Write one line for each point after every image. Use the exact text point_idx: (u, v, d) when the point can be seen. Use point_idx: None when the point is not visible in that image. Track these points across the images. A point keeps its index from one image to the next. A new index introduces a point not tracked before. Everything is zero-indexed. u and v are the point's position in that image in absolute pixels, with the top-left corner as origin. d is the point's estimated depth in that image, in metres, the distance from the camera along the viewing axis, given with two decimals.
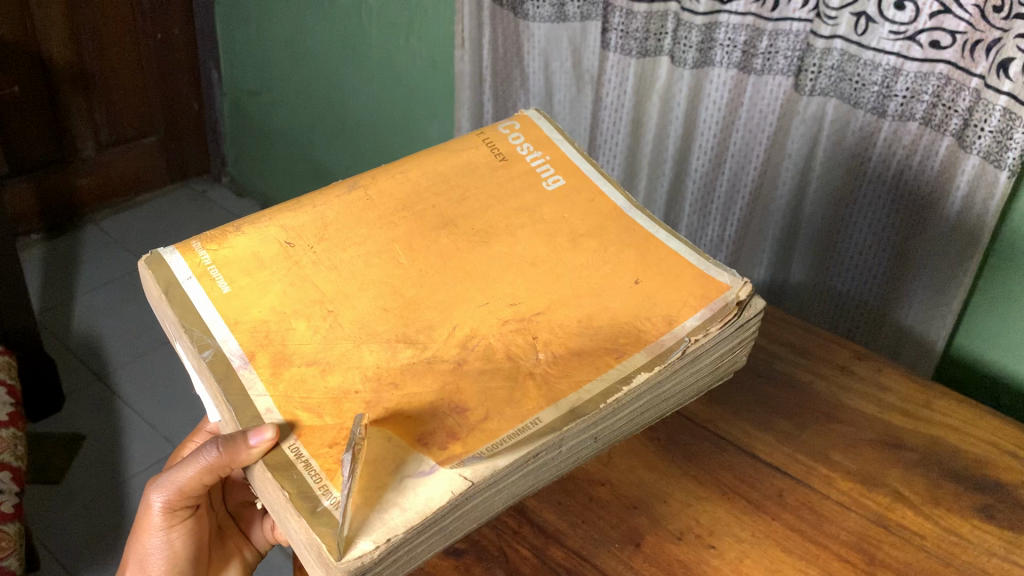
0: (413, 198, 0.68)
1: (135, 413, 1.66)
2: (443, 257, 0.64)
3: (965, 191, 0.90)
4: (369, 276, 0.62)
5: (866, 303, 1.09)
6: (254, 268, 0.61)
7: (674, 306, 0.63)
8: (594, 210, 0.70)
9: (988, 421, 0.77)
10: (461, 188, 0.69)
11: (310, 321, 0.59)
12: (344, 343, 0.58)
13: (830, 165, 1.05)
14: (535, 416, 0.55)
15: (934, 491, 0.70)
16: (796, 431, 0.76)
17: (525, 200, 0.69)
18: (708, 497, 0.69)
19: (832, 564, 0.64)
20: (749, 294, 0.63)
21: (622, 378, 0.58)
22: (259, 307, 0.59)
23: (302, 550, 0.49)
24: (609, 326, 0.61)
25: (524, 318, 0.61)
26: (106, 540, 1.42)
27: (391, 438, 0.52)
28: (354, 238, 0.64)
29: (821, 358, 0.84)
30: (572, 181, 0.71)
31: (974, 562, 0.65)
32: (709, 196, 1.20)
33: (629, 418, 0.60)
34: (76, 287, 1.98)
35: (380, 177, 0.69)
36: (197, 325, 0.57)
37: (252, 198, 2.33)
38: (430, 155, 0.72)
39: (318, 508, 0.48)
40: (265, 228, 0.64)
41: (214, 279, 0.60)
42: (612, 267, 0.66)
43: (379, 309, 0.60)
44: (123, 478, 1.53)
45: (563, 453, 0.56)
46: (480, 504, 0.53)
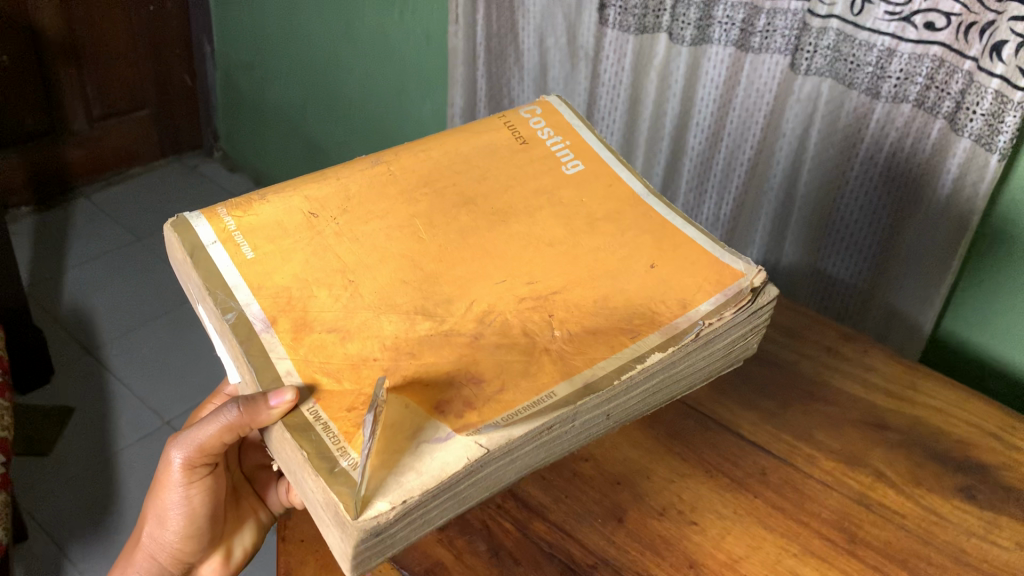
0: (434, 175, 0.69)
1: (125, 387, 1.65)
2: (462, 233, 0.64)
3: (956, 175, 0.90)
4: (389, 250, 0.62)
5: (858, 283, 1.09)
6: (277, 236, 0.61)
7: (688, 291, 0.62)
8: (612, 196, 0.70)
9: (974, 403, 0.77)
10: (482, 168, 0.70)
11: (331, 290, 0.58)
12: (363, 312, 0.57)
13: (823, 146, 1.04)
14: (550, 390, 0.54)
15: (916, 472, 0.71)
16: (782, 410, 0.76)
17: (544, 183, 0.69)
18: (692, 475, 0.69)
19: (813, 542, 0.65)
20: (763, 281, 0.63)
21: (634, 356, 0.57)
22: (281, 274, 0.59)
23: (319, 510, 0.48)
24: (626, 305, 0.61)
25: (541, 296, 0.60)
26: (95, 512, 1.42)
27: (409, 406, 0.52)
28: (375, 212, 0.65)
29: (809, 338, 0.84)
30: (591, 166, 0.72)
31: (954, 542, 0.65)
32: (706, 173, 1.19)
33: (641, 396, 0.59)
34: (67, 260, 1.97)
35: (403, 153, 0.70)
36: (220, 289, 0.57)
37: (245, 174, 2.31)
38: (447, 136, 0.72)
39: (336, 468, 0.47)
40: (288, 198, 0.64)
41: (238, 245, 0.60)
42: (629, 251, 0.65)
43: (399, 281, 0.60)
44: (111, 451, 1.52)
45: (575, 429, 0.56)
46: (494, 473, 0.52)
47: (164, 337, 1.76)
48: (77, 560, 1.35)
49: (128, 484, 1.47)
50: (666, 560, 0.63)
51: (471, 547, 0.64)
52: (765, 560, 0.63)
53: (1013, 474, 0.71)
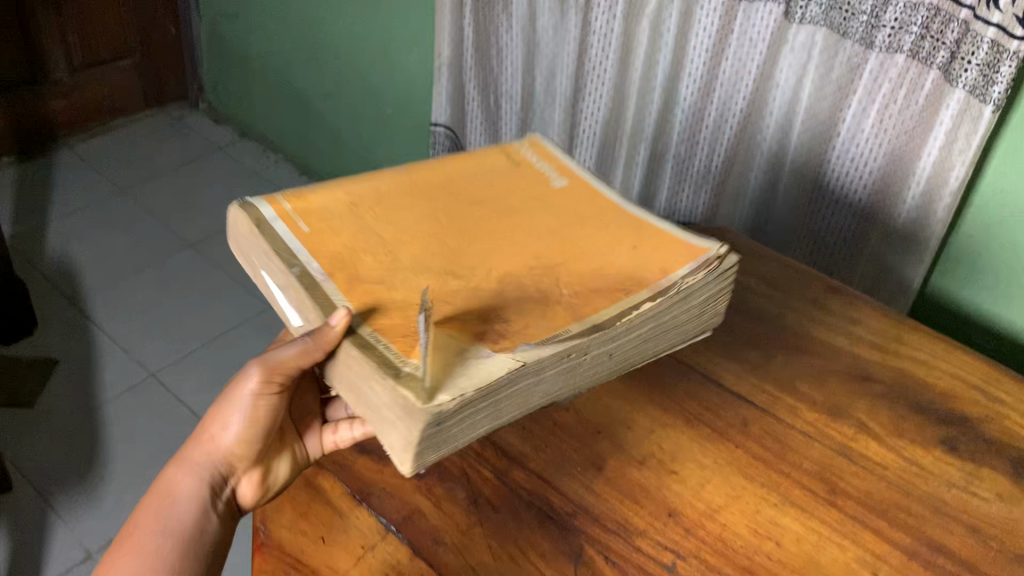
0: (437, 191, 0.67)
1: (110, 339, 1.61)
2: (478, 223, 0.64)
3: (948, 127, 0.88)
4: (422, 230, 0.62)
5: (845, 240, 1.06)
6: (331, 216, 0.61)
7: (666, 262, 0.61)
8: (592, 227, 0.65)
9: (958, 355, 0.77)
10: (475, 195, 0.67)
11: (375, 257, 0.58)
12: (406, 274, 0.57)
13: (817, 97, 1.03)
14: (565, 326, 0.54)
15: (899, 424, 0.70)
16: (765, 360, 0.75)
17: (524, 215, 0.65)
18: (673, 425, 0.69)
19: (793, 492, 0.64)
20: (727, 254, 0.61)
21: (619, 311, 0.55)
22: (333, 244, 0.58)
23: (385, 414, 0.48)
24: (614, 272, 0.60)
25: (548, 267, 0.60)
26: (81, 462, 1.38)
27: (455, 334, 0.52)
28: (402, 205, 0.64)
29: (794, 290, 0.83)
30: (579, 203, 0.68)
31: (935, 493, 0.65)
32: (698, 124, 1.15)
33: (613, 356, 0.58)
34: (50, 212, 1.92)
35: (420, 166, 0.69)
36: (284, 249, 0.57)
37: (231, 126, 2.25)
38: (452, 160, 0.70)
39: (399, 371, 0.47)
40: (331, 188, 0.64)
41: (293, 220, 0.60)
42: (611, 259, 0.62)
43: (433, 254, 0.59)
44: (96, 402, 1.48)
45: (586, 367, 0.55)
46: (524, 395, 0.52)
47: (150, 290, 1.73)
48: (62, 510, 1.31)
49: (114, 433, 1.43)
50: (645, 509, 0.62)
51: (450, 494, 0.63)
52: (745, 509, 0.63)
53: (995, 427, 0.70)
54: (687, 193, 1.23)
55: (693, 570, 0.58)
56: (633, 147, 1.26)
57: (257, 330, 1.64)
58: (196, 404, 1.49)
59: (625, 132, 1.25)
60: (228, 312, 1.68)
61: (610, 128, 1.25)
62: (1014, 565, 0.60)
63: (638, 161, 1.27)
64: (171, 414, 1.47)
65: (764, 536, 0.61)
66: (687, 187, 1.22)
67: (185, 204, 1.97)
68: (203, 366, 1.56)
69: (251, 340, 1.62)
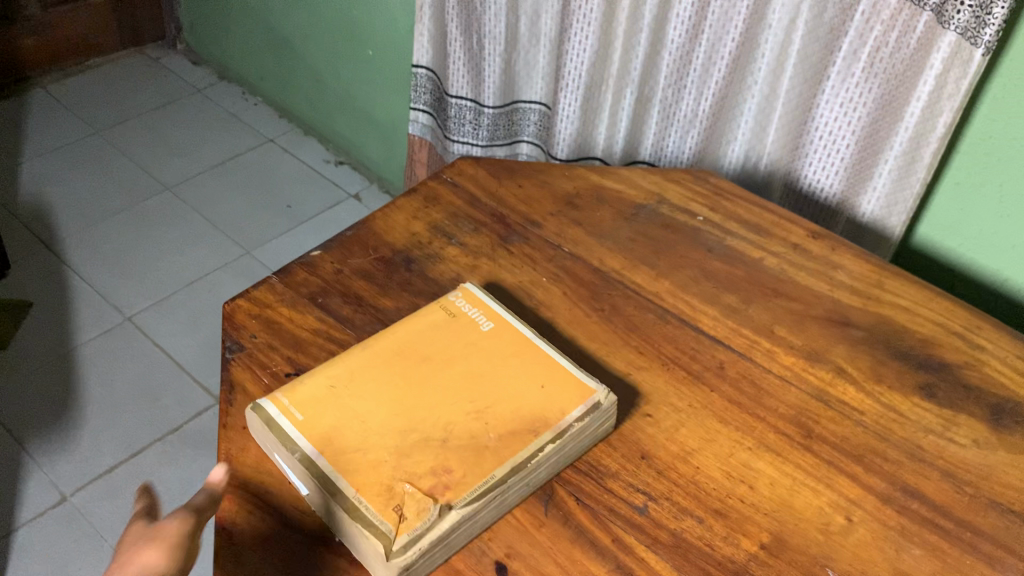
0: (397, 362, 0.62)
1: (85, 282, 1.57)
2: (437, 403, 0.59)
3: (939, 70, 0.84)
4: (394, 406, 0.59)
5: (830, 189, 1.01)
6: (324, 395, 0.59)
7: (555, 399, 0.60)
8: (544, 391, 0.61)
9: (939, 302, 0.76)
10: (434, 370, 0.62)
11: (365, 435, 0.56)
12: (389, 445, 0.56)
13: (810, 39, 0.95)
14: (492, 476, 0.55)
15: (877, 369, 0.69)
16: (743, 305, 0.74)
17: (474, 392, 0.60)
18: (648, 367, 0.68)
19: (768, 436, 0.63)
20: (603, 404, 0.60)
21: (527, 457, 0.56)
22: (333, 419, 0.57)
23: (366, 558, 0.51)
24: (521, 414, 0.59)
25: (495, 443, 0.57)
26: (56, 406, 1.35)
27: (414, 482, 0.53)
28: (366, 389, 0.60)
29: (775, 235, 0.82)
30: (529, 367, 0.62)
31: (911, 439, 0.64)
32: (685, 67, 1.06)
33: (519, 496, 0.57)
34: (22, 151, 1.86)
35: (378, 340, 0.64)
36: (282, 438, 0.56)
37: (210, 68, 2.17)
38: (395, 328, 0.66)
39: (379, 529, 0.51)
40: (303, 381, 0.60)
41: (293, 413, 0.57)
42: (539, 417, 0.59)
43: (417, 434, 0.57)
44: (72, 346, 1.45)
45: (504, 504, 0.56)
46: (473, 525, 0.54)
47: (126, 232, 1.68)
48: (37, 454, 1.29)
49: (89, 378, 1.40)
50: (618, 451, 0.61)
51: None
52: (719, 453, 0.62)
53: (975, 373, 0.69)
54: (672, 138, 1.14)
55: (664, 513, 0.58)
56: (619, 91, 1.13)
57: (235, 275, 1.61)
58: (173, 349, 1.46)
59: (611, 75, 1.12)
60: (207, 256, 1.64)
61: (596, 74, 1.12)
62: (988, 510, 0.60)
63: (624, 105, 1.14)
64: (147, 359, 1.44)
65: (738, 480, 0.60)
66: (673, 133, 1.14)
67: (161, 144, 1.91)
68: (182, 309, 1.53)
69: (228, 284, 1.58)
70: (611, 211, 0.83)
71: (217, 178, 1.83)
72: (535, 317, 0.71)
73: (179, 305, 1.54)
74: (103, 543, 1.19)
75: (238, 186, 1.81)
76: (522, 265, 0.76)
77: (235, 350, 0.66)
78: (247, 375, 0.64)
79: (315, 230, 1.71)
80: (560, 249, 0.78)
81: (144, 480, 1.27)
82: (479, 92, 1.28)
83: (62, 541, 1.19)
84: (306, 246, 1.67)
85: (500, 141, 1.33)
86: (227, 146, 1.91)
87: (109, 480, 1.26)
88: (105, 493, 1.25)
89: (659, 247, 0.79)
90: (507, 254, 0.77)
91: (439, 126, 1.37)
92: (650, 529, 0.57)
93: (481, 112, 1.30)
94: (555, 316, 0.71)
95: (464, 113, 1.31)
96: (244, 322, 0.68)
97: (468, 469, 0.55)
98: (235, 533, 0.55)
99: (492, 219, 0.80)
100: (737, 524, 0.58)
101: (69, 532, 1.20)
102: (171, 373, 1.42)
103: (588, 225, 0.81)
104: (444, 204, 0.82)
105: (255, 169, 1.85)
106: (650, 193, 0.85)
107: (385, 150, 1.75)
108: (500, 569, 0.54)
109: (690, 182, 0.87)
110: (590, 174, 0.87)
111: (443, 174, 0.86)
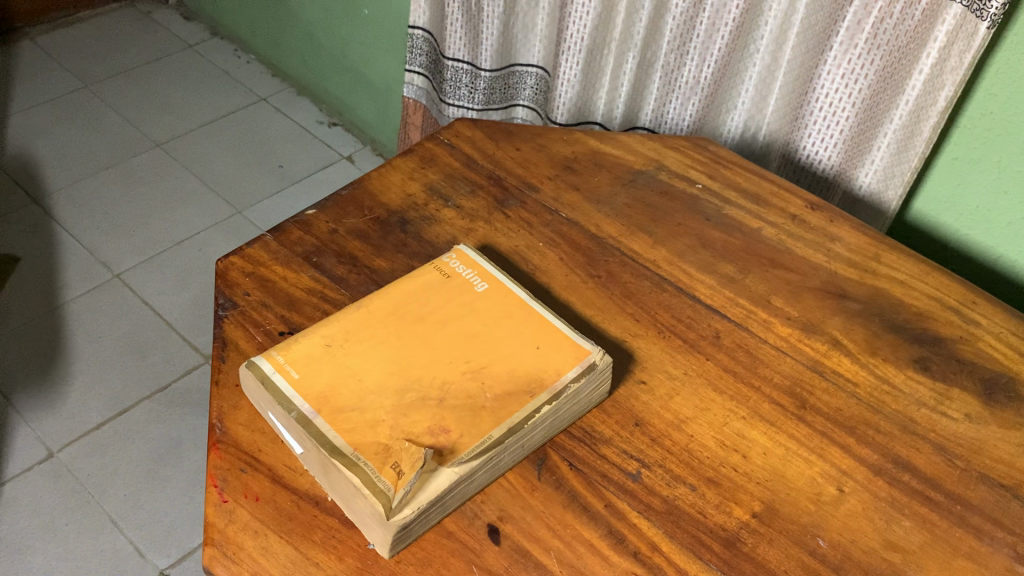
0: (395, 320, 0.62)
1: (73, 238, 1.55)
2: (435, 362, 0.59)
3: (943, 43, 0.82)
4: (393, 365, 0.58)
5: (828, 161, 1.01)
6: (319, 355, 0.58)
7: (549, 361, 0.60)
8: (540, 351, 0.60)
9: (936, 277, 0.75)
10: (432, 327, 0.61)
11: (358, 395, 0.56)
12: (382, 404, 0.55)
13: (813, 8, 0.93)
14: (489, 434, 0.55)
15: (873, 342, 0.69)
16: (740, 275, 0.73)
17: (471, 353, 0.60)
18: (644, 334, 0.67)
19: (761, 405, 0.63)
20: (598, 364, 0.60)
21: (524, 417, 0.56)
22: (326, 377, 0.57)
23: (363, 517, 0.51)
24: (517, 374, 0.59)
25: (493, 400, 0.57)
26: (43, 361, 1.34)
27: (413, 441, 0.53)
28: (363, 347, 0.59)
29: (774, 205, 0.81)
30: (523, 327, 0.62)
31: (904, 412, 0.64)
32: (689, 32, 1.04)
33: (515, 458, 0.57)
34: (10, 103, 1.83)
35: (374, 300, 0.63)
36: (279, 396, 0.55)
37: (202, 23, 2.12)
38: (392, 287, 0.65)
39: (379, 485, 0.50)
40: (301, 340, 0.59)
41: (288, 371, 0.57)
42: (536, 375, 0.59)
43: (415, 393, 0.56)
44: (59, 301, 1.44)
45: (501, 465, 0.56)
46: (469, 486, 0.54)
47: (116, 189, 1.66)
48: (24, 410, 1.28)
49: (76, 334, 1.39)
50: (612, 418, 0.61)
51: None
52: (713, 422, 0.62)
53: (969, 348, 0.69)
54: (673, 105, 1.13)
55: (657, 480, 0.58)
56: (621, 55, 1.11)
57: (226, 234, 1.59)
58: (161, 307, 1.45)
59: (613, 39, 1.10)
60: (197, 215, 1.62)
61: (598, 37, 1.11)
62: (978, 484, 0.60)
63: (626, 69, 1.12)
64: (135, 316, 1.43)
65: (731, 449, 0.60)
66: (675, 99, 1.12)
67: (152, 99, 1.88)
68: (171, 267, 1.52)
69: (219, 243, 1.57)
70: (609, 176, 0.82)
71: (208, 136, 1.80)
72: (531, 281, 0.70)
73: (168, 263, 1.53)
74: (90, 500, 1.18)
75: (230, 144, 1.79)
76: (518, 228, 0.75)
77: (228, 308, 0.65)
78: (239, 333, 0.63)
79: (307, 191, 1.69)
80: (557, 214, 0.77)
81: (132, 437, 1.26)
82: (477, 55, 1.26)
83: (49, 496, 1.18)
84: (298, 207, 1.66)
85: (495, 105, 1.31)
86: (220, 104, 1.89)
87: (96, 436, 1.26)
88: (93, 449, 1.24)
89: (657, 214, 0.78)
90: (504, 217, 0.76)
91: (434, 88, 1.35)
92: (642, 496, 0.57)
93: (478, 75, 1.28)
94: (551, 281, 0.71)
95: (461, 77, 1.29)
96: (237, 279, 0.67)
97: (466, 429, 0.55)
98: (225, 489, 0.55)
99: (489, 181, 0.79)
100: (729, 493, 0.58)
101: (56, 487, 1.19)
102: (159, 331, 1.41)
103: (586, 189, 0.80)
104: (441, 165, 0.81)
105: (246, 128, 1.83)
106: (648, 159, 0.85)
107: (378, 111, 1.73)
108: (492, 531, 0.54)
109: (690, 149, 0.86)
110: (589, 138, 0.86)
111: (440, 135, 0.85)
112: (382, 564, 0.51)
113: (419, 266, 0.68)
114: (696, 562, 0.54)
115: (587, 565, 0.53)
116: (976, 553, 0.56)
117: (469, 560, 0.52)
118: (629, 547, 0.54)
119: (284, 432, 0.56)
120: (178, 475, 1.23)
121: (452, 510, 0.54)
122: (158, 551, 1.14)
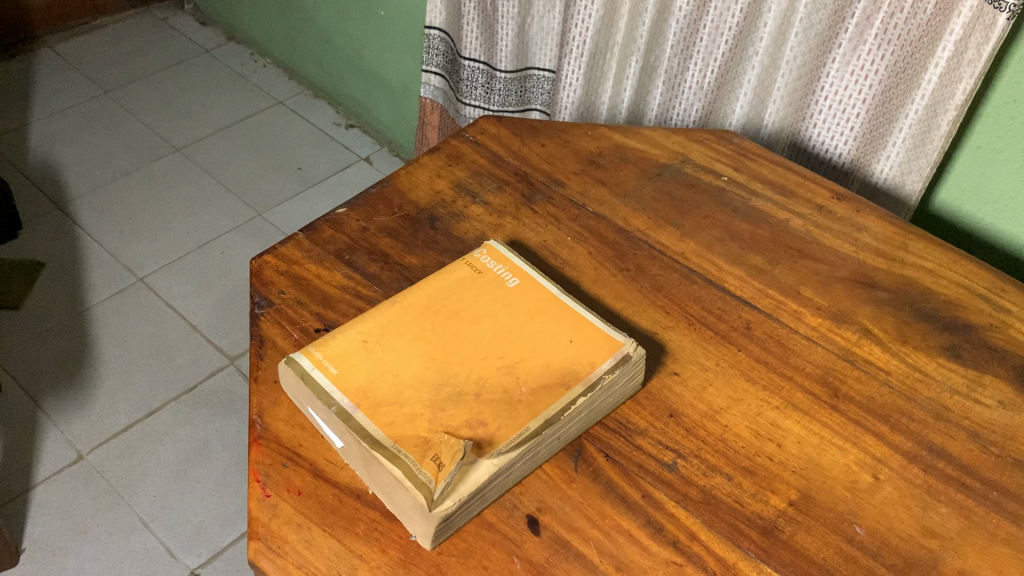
0: (429, 316, 0.62)
1: (97, 243, 1.57)
2: (470, 356, 0.59)
3: (960, 35, 0.81)
4: (431, 357, 0.59)
5: (841, 154, 1.00)
6: (358, 350, 0.59)
7: (583, 352, 0.60)
8: (573, 346, 0.61)
9: (964, 265, 0.75)
10: (467, 319, 0.62)
11: (399, 388, 0.57)
12: (418, 399, 0.56)
13: (814, 7, 0.92)
14: (526, 426, 0.55)
15: (903, 330, 0.69)
16: (769, 266, 0.74)
17: (506, 350, 0.60)
18: (675, 326, 0.68)
19: (795, 395, 0.63)
20: (634, 355, 0.60)
21: (559, 409, 0.56)
22: (363, 372, 0.57)
23: (406, 510, 0.52)
24: (551, 368, 0.59)
25: (529, 392, 0.57)
26: (70, 365, 1.36)
27: (453, 435, 0.54)
28: (399, 343, 0.60)
29: (800, 196, 0.81)
30: (553, 318, 0.63)
31: (936, 399, 0.64)
32: (693, 36, 1.04)
33: (552, 449, 0.58)
34: (31, 112, 1.84)
35: (410, 295, 0.64)
36: (320, 391, 0.56)
37: (219, 28, 2.13)
38: (426, 283, 0.65)
39: (421, 476, 0.51)
40: (341, 336, 0.60)
41: (326, 368, 0.57)
42: (570, 365, 0.59)
43: (451, 388, 0.57)
44: (85, 306, 1.45)
45: (537, 456, 0.56)
46: (508, 478, 0.55)
47: (136, 194, 1.67)
48: (52, 413, 1.29)
49: (101, 337, 1.40)
50: (647, 409, 0.61)
51: None
52: (746, 412, 0.62)
53: (1001, 335, 0.69)
54: (678, 108, 1.12)
55: (694, 470, 0.58)
56: (624, 60, 1.11)
57: (247, 236, 1.60)
58: (185, 310, 1.46)
59: (616, 43, 1.09)
60: (218, 219, 1.64)
61: (601, 41, 1.09)
62: (1014, 470, 0.60)
63: (629, 74, 1.12)
64: (159, 319, 1.44)
65: (766, 438, 0.60)
66: (680, 103, 1.11)
67: (170, 106, 1.89)
68: (193, 270, 1.53)
69: (240, 246, 1.58)
70: (634, 170, 0.82)
71: (226, 140, 1.81)
72: (560, 276, 0.71)
73: (189, 266, 1.54)
74: (120, 501, 1.20)
75: (247, 148, 1.80)
76: (546, 223, 0.75)
77: (265, 306, 0.66)
78: (277, 331, 0.64)
79: (325, 193, 1.70)
80: (584, 208, 0.78)
81: (159, 439, 1.27)
82: (493, 56, 1.26)
83: (81, 498, 1.20)
84: (318, 209, 1.67)
85: (511, 107, 1.31)
86: (236, 108, 1.90)
87: (124, 438, 1.27)
88: (121, 451, 1.25)
89: (683, 207, 0.79)
90: (532, 213, 0.76)
91: (452, 88, 1.35)
92: (679, 486, 0.57)
93: (494, 76, 1.28)
94: (581, 275, 0.71)
95: (478, 77, 1.30)
96: (272, 278, 0.68)
97: (503, 422, 0.55)
98: (267, 484, 0.55)
99: (515, 177, 0.80)
100: (765, 482, 0.58)
101: (87, 489, 1.21)
102: (183, 334, 1.42)
103: (612, 183, 0.80)
104: (467, 162, 0.81)
105: (264, 132, 1.84)
106: (674, 152, 0.85)
107: (395, 112, 1.74)
108: (532, 522, 0.54)
109: (713, 142, 0.87)
110: (613, 133, 0.87)
111: (466, 133, 0.85)
112: (425, 556, 0.52)
113: (451, 262, 0.69)
114: (736, 551, 0.54)
115: (627, 555, 0.53)
116: (1015, 538, 0.56)
117: (510, 550, 0.53)
118: (668, 536, 0.55)
119: (325, 427, 0.57)
120: (206, 475, 1.24)
121: (491, 502, 0.55)
122: (189, 552, 1.15)
